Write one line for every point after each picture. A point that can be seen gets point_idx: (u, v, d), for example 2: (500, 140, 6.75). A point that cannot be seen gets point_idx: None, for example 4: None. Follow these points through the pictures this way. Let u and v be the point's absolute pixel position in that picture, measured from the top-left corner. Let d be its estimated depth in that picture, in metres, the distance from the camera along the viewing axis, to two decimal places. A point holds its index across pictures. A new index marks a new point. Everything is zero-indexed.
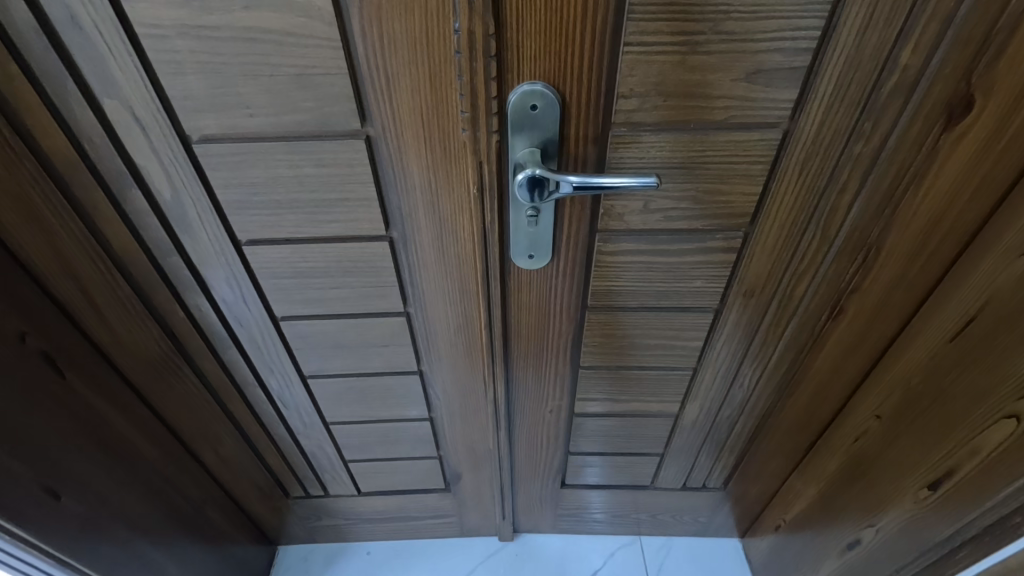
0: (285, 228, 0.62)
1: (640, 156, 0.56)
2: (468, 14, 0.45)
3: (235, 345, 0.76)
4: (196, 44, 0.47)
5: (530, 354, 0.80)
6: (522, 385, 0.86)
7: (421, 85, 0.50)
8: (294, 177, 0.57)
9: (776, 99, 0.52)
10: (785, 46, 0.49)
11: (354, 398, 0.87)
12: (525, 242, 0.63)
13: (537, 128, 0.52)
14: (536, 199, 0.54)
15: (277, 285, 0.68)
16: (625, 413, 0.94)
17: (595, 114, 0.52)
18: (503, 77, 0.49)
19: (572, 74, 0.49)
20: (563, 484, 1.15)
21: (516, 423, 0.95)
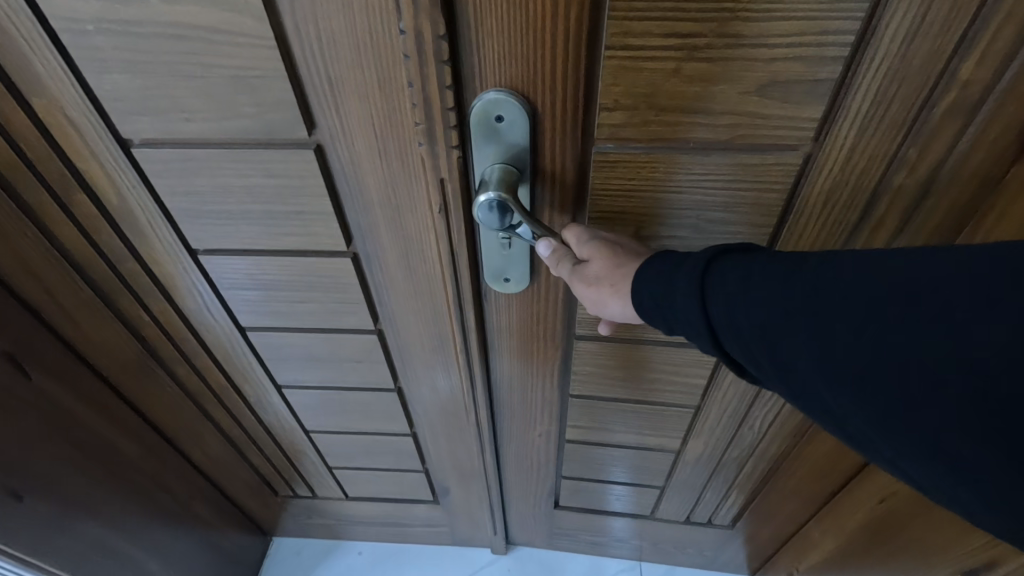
0: (240, 239, 0.57)
1: (630, 178, 0.48)
2: (413, 11, 0.38)
3: (206, 351, 0.73)
4: (118, 40, 0.42)
5: (514, 379, 0.74)
6: (507, 408, 0.80)
7: (370, 92, 0.43)
8: (243, 188, 0.52)
9: (794, 116, 0.43)
10: (807, 54, 0.39)
11: (333, 409, 0.83)
12: (500, 264, 0.56)
13: (504, 143, 0.45)
14: (496, 228, 0.47)
15: (240, 296, 0.64)
16: (620, 444, 0.87)
17: (573, 129, 0.44)
18: (463, 83, 0.42)
19: (543, 80, 0.42)
20: (556, 506, 1.09)
21: (504, 445, 0.89)
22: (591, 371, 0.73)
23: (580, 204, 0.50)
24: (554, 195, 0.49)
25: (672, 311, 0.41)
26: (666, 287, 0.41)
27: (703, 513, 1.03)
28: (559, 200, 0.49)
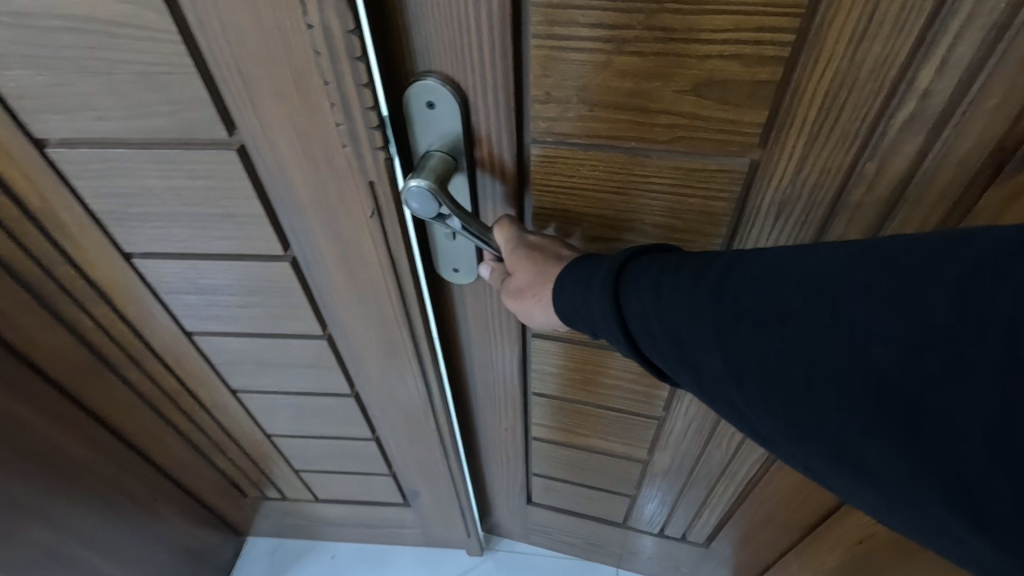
0: (173, 243, 0.54)
1: (569, 173, 0.49)
2: (319, 7, 0.35)
3: (155, 354, 0.71)
4: (15, 33, 0.39)
5: (472, 374, 0.73)
6: (472, 405, 0.80)
7: (286, 90, 0.41)
8: (167, 190, 0.49)
9: (730, 117, 0.43)
10: (744, 52, 0.39)
11: (291, 414, 0.81)
12: (446, 256, 0.55)
13: (438, 128, 0.45)
14: (422, 215, 0.46)
15: (182, 300, 0.62)
16: (585, 448, 0.86)
17: (506, 121, 0.45)
18: (394, 73, 0.43)
19: (472, 70, 0.42)
20: (528, 505, 1.08)
21: (472, 440, 0.89)
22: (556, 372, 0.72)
23: (523, 196, 0.52)
24: (496, 187, 0.50)
25: (586, 305, 0.44)
26: (584, 290, 0.44)
27: (676, 523, 1.01)
28: (500, 193, 0.51)
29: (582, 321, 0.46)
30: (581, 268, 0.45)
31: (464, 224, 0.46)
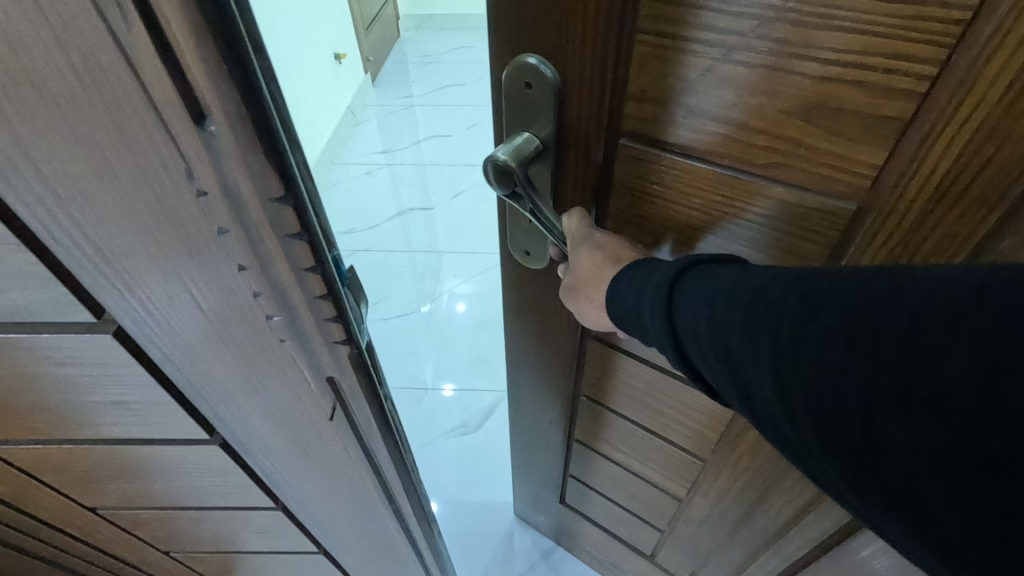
0: (44, 429, 0.38)
1: (656, 182, 0.54)
2: (216, 170, 0.24)
3: (52, 526, 0.54)
4: None
5: (532, 338, 0.81)
6: (527, 358, 0.87)
7: (177, 265, 0.27)
8: (19, 375, 0.33)
9: (834, 144, 0.43)
10: (873, 80, 0.39)
11: (248, 565, 0.65)
12: (521, 237, 0.66)
13: (531, 109, 0.53)
14: (499, 186, 0.55)
15: (73, 479, 0.45)
16: (621, 429, 0.90)
17: (602, 117, 0.51)
18: (518, 56, 0.51)
19: (583, 62, 0.48)
20: (563, 476, 1.14)
21: (520, 393, 0.96)
22: (607, 343, 0.76)
23: (603, 194, 0.58)
24: (577, 169, 0.57)
25: (640, 316, 0.46)
26: (638, 294, 0.46)
27: (705, 544, 0.98)
28: (581, 186, 0.58)
29: (635, 324, 0.48)
30: (635, 277, 0.48)
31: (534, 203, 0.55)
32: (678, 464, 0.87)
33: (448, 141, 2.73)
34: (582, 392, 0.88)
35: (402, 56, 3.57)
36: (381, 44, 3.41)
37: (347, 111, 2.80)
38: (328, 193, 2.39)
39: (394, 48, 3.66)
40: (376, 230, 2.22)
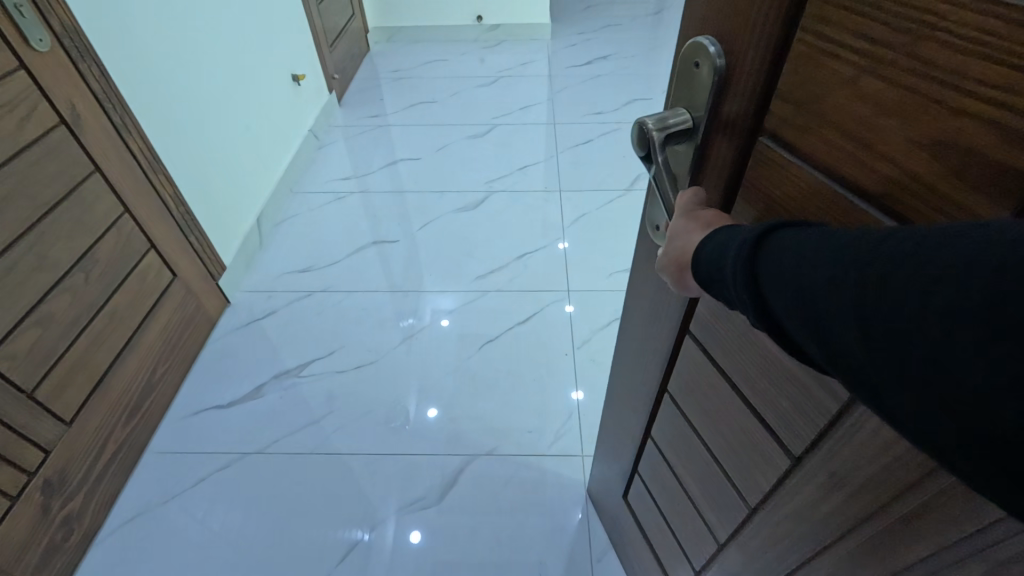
0: None
1: (778, 185, 0.43)
2: None
3: None
4: None
5: (649, 297, 0.75)
6: (637, 327, 0.83)
7: None
8: None
9: (956, 201, 0.31)
10: (1011, 123, 0.28)
11: None
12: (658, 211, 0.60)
13: (694, 86, 0.47)
14: (637, 150, 0.51)
15: None
16: (685, 430, 0.79)
17: (751, 106, 0.43)
18: (702, 28, 0.46)
19: (746, 41, 0.41)
20: (631, 471, 1.06)
21: (623, 359, 0.93)
22: (702, 348, 0.66)
23: (735, 188, 0.49)
24: (720, 158, 0.49)
25: (723, 284, 0.38)
26: (721, 260, 0.38)
27: None
28: (719, 181, 0.50)
29: (721, 286, 0.39)
30: (728, 233, 0.39)
31: (662, 179, 0.50)
32: (723, 497, 0.75)
33: (418, 164, 2.58)
34: (669, 385, 0.80)
35: (372, 71, 3.42)
36: (348, 60, 3.25)
37: (310, 134, 2.64)
38: (287, 225, 2.23)
39: (363, 64, 3.50)
40: (335, 267, 2.04)
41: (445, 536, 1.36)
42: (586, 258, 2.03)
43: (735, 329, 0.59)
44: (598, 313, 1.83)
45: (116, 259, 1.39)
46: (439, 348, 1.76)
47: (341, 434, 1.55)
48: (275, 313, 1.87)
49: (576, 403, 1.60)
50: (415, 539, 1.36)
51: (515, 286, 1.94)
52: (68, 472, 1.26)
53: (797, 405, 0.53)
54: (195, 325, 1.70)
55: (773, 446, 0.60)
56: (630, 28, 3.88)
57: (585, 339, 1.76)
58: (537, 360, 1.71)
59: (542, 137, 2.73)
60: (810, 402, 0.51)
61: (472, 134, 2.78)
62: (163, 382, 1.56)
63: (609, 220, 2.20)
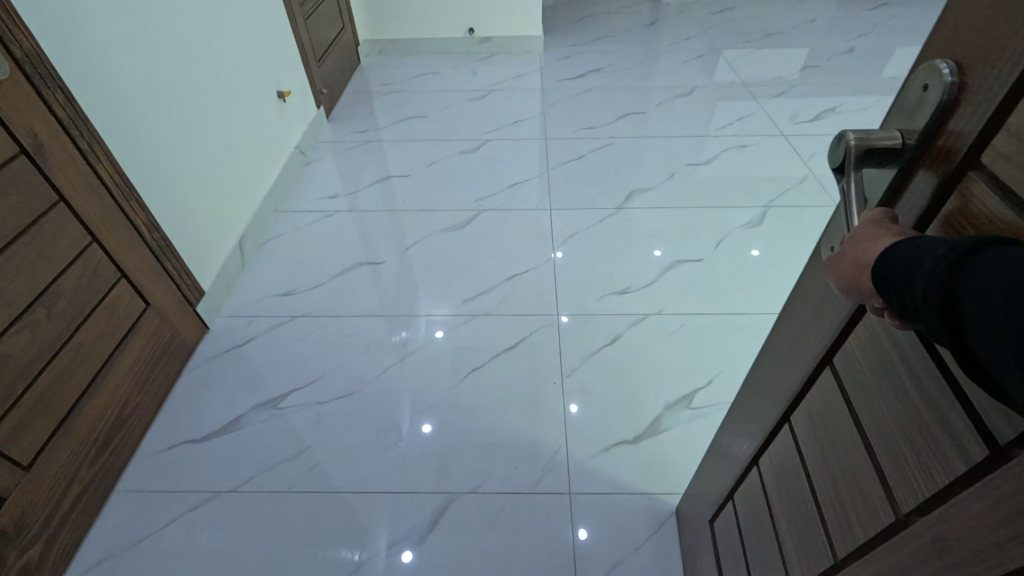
0: None
1: (975, 224, 0.41)
2: None
3: None
4: None
5: (795, 323, 0.72)
6: (774, 354, 0.79)
7: None
8: None
9: None
10: None
11: None
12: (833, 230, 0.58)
13: (915, 109, 0.45)
14: (830, 163, 0.50)
15: None
16: (792, 462, 0.76)
17: (975, 137, 0.40)
18: (942, 53, 0.43)
19: (990, 69, 0.39)
20: (725, 497, 1.03)
21: (750, 385, 0.90)
22: (840, 382, 0.63)
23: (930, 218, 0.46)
24: (922, 184, 0.46)
25: (906, 290, 0.38)
26: (913, 267, 0.38)
27: None
28: (915, 210, 0.47)
29: (901, 288, 0.39)
30: (926, 244, 0.39)
31: (850, 197, 0.48)
32: (812, 540, 0.71)
33: (407, 181, 2.53)
34: (793, 415, 0.76)
35: (363, 84, 3.38)
36: (337, 73, 3.21)
37: (297, 151, 2.60)
38: (269, 247, 2.17)
39: (354, 77, 3.46)
40: (317, 290, 1.99)
41: (430, 570, 1.31)
42: (576, 279, 1.98)
43: (880, 366, 0.55)
44: (587, 340, 1.77)
45: (83, 292, 1.33)
46: (425, 374, 1.70)
47: (327, 465, 1.50)
48: (255, 339, 1.81)
49: (564, 434, 1.54)
50: (408, 560, 1.32)
51: (503, 310, 1.88)
52: (25, 521, 1.20)
53: (921, 458, 0.49)
54: (170, 355, 1.64)
55: (881, 495, 0.56)
56: (623, 41, 3.86)
57: (575, 366, 1.69)
58: (527, 384, 1.66)
59: (534, 153, 2.69)
60: (937, 459, 0.47)
61: (462, 150, 2.73)
62: (133, 416, 1.50)
63: (601, 239, 2.15)
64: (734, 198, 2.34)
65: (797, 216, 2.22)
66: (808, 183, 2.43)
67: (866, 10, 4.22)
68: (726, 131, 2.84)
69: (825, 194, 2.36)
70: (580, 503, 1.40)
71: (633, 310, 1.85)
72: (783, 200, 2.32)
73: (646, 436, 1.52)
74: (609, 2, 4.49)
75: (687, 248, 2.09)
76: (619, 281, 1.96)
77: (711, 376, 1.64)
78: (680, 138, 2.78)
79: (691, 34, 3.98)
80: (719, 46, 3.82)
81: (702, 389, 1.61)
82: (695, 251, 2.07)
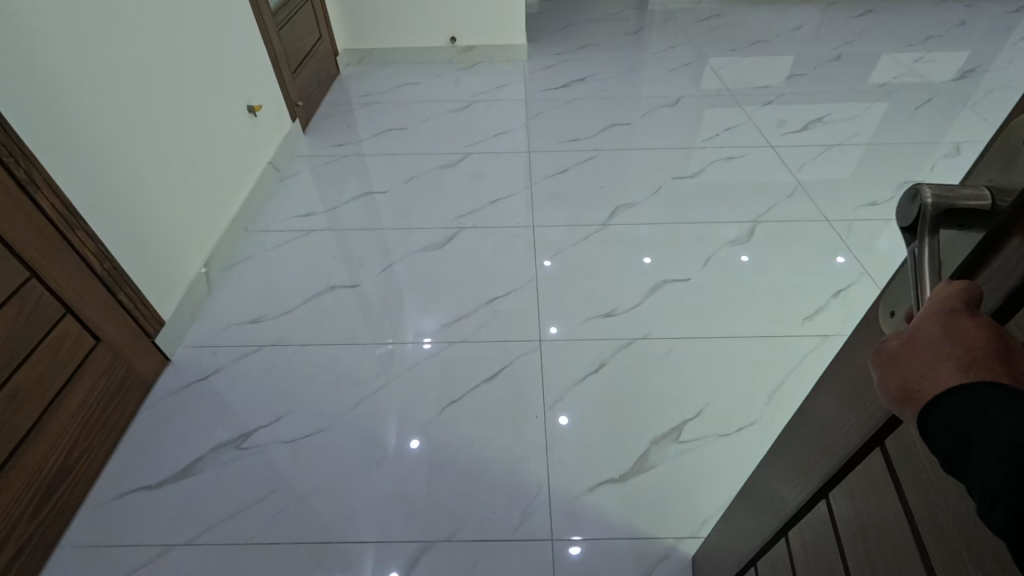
0: None
1: None
2: None
3: None
4: None
5: (838, 387, 0.61)
6: (807, 424, 0.70)
7: None
8: None
9: None
10: None
11: None
12: (896, 293, 0.49)
13: (1014, 164, 0.37)
14: (905, 219, 0.42)
15: None
16: (824, 545, 0.65)
17: None
18: None
19: None
20: (748, 563, 0.94)
21: (781, 449, 0.80)
22: (890, 469, 0.52)
23: None
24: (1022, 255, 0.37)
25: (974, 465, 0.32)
26: (986, 439, 0.31)
27: None
28: (1008, 287, 0.39)
29: (962, 452, 0.32)
30: (1007, 411, 0.30)
31: (924, 263, 0.39)
32: None
33: (384, 197, 2.44)
34: (829, 493, 0.65)
35: (342, 96, 3.28)
36: (314, 84, 3.12)
37: (269, 166, 2.50)
38: (238, 270, 2.06)
39: (333, 88, 3.37)
40: (288, 316, 1.88)
41: None
42: (559, 302, 1.89)
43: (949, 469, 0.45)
44: (571, 368, 1.68)
45: (19, 331, 1.24)
46: (403, 406, 1.60)
47: (295, 511, 1.39)
48: (220, 371, 1.71)
49: (546, 474, 1.44)
50: None
51: (483, 336, 1.79)
52: None
53: None
54: (126, 392, 1.54)
55: None
56: (609, 49, 3.80)
57: (557, 398, 1.60)
58: (508, 416, 1.57)
59: (517, 167, 2.61)
60: None
61: (442, 164, 2.65)
62: (79, 463, 1.39)
63: (586, 258, 2.07)
64: (722, 213, 2.27)
65: (786, 233, 2.16)
66: (796, 197, 2.37)
67: (851, 17, 4.20)
68: (713, 143, 2.78)
69: (815, 208, 2.30)
70: (559, 551, 1.31)
71: (619, 335, 1.77)
72: (771, 215, 2.26)
73: (631, 474, 1.43)
74: (594, 10, 4.44)
75: (674, 267, 2.02)
76: (604, 303, 1.88)
77: (699, 407, 1.56)
78: (668, 150, 2.72)
79: (677, 42, 3.93)
80: (705, 53, 3.77)
81: (690, 422, 1.53)
82: (682, 270, 2.00)
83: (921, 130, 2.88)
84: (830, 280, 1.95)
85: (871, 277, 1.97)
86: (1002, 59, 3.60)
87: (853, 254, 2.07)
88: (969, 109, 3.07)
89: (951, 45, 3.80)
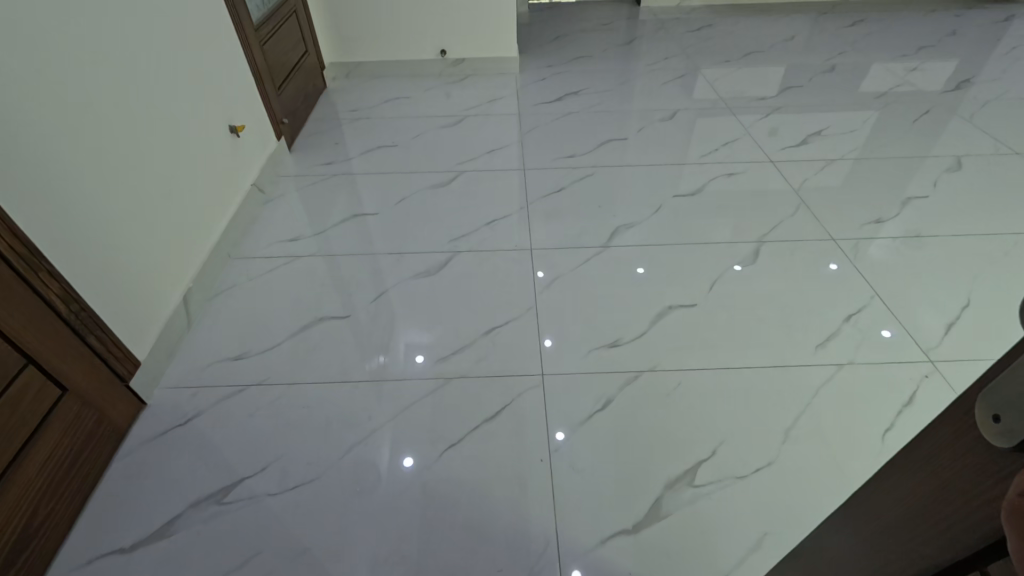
0: None
1: None
2: None
3: None
4: None
5: (919, 487, 0.54)
6: (878, 515, 0.61)
7: None
8: None
9: None
10: None
11: None
12: (1005, 396, 0.41)
13: None
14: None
15: None
16: None
17: None
18: None
19: None
20: None
21: (839, 535, 0.71)
22: None
23: None
24: None
25: None
26: None
27: None
28: None
29: None
30: None
31: None
32: None
33: (375, 220, 2.33)
34: None
35: (330, 111, 3.18)
36: (300, 100, 3.01)
37: (254, 188, 2.39)
38: (220, 301, 1.95)
39: (320, 103, 3.27)
40: (274, 352, 1.77)
41: None
42: (561, 333, 1.80)
43: None
44: (578, 404, 1.59)
45: None
46: (398, 451, 1.50)
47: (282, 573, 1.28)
48: (201, 415, 1.59)
49: (554, 525, 1.35)
50: None
51: (482, 371, 1.70)
52: None
53: None
54: (95, 445, 1.42)
55: None
56: (602, 61, 3.74)
57: (563, 440, 1.51)
58: (512, 460, 1.47)
59: (512, 185, 2.52)
60: None
61: (434, 183, 2.55)
62: (44, 526, 1.28)
63: (587, 282, 1.99)
64: (726, 233, 2.20)
65: (792, 253, 2.09)
66: (800, 214, 2.31)
67: (843, 27, 4.18)
68: (713, 158, 2.72)
69: (820, 226, 2.23)
70: None
71: (627, 367, 1.68)
72: (776, 234, 2.20)
73: (644, 524, 1.34)
74: (585, 21, 4.39)
75: (679, 292, 1.94)
76: (609, 332, 1.80)
77: (714, 446, 1.48)
78: (667, 166, 2.65)
79: (670, 53, 3.89)
80: (699, 65, 3.73)
81: (705, 463, 1.44)
82: (688, 295, 1.92)
83: (922, 142, 2.84)
84: (840, 303, 1.88)
85: (881, 298, 1.90)
86: (996, 69, 3.58)
87: (863, 274, 2.00)
88: (968, 120, 3.04)
89: (944, 54, 3.79)
